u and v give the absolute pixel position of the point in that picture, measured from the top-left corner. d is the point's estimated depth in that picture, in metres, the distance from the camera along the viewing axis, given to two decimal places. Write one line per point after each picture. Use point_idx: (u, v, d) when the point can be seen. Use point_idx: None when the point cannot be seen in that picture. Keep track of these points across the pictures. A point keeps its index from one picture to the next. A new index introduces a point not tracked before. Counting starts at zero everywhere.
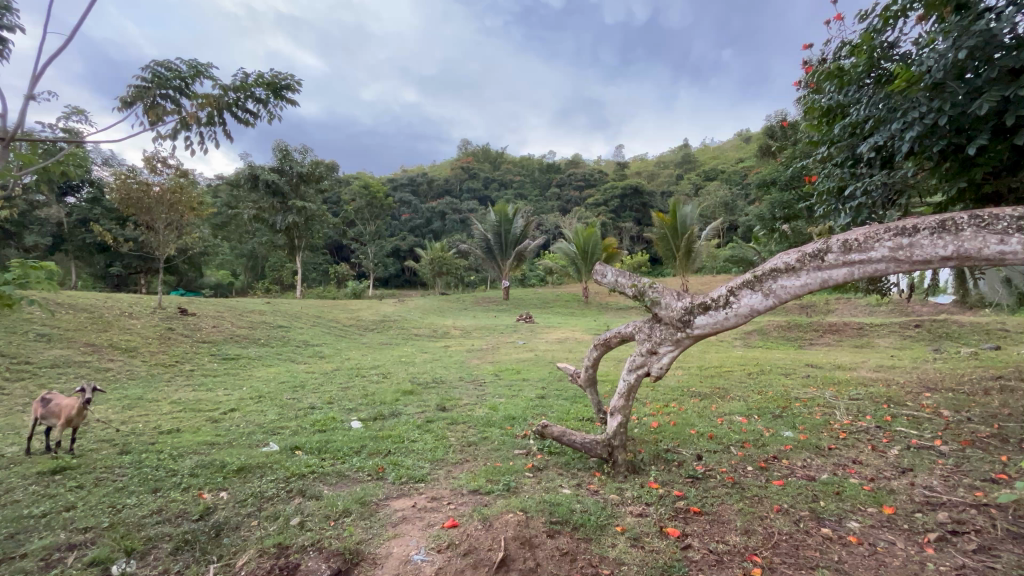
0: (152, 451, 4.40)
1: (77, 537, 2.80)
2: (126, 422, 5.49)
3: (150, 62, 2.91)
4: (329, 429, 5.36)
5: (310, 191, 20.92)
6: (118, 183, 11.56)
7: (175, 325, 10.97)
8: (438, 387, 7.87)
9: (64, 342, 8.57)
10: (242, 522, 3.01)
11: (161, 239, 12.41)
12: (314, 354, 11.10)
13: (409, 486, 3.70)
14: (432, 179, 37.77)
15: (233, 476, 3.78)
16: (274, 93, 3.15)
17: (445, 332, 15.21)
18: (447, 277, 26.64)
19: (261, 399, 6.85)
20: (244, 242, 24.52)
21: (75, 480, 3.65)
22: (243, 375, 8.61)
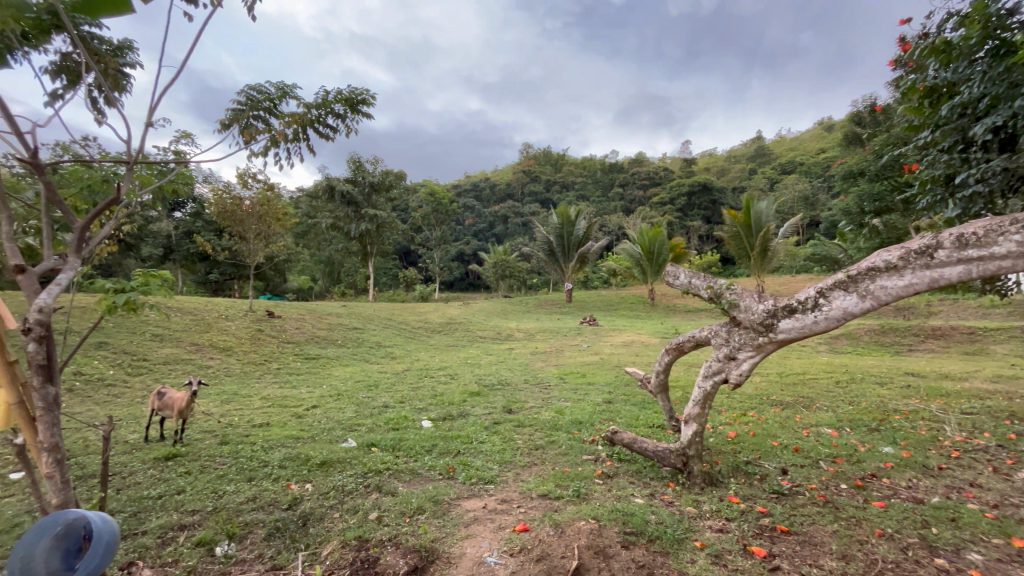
0: (247, 442, 4.81)
1: (187, 518, 3.10)
2: (225, 415, 6.05)
3: (244, 86, 3.15)
4: (402, 428, 5.57)
5: (382, 199, 21.98)
6: (215, 198, 12.80)
7: (264, 327, 11.94)
8: (503, 390, 7.94)
9: (174, 341, 9.62)
10: (326, 514, 3.19)
11: (251, 248, 13.58)
12: (386, 355, 11.63)
13: (480, 487, 3.74)
14: (495, 183, 38.33)
15: (317, 469, 4.03)
16: (351, 108, 3.31)
17: (509, 334, 15.36)
18: (511, 280, 26.90)
19: (340, 397, 7.28)
20: (322, 249, 26.25)
21: (184, 466, 4.06)
22: (323, 374, 9.20)
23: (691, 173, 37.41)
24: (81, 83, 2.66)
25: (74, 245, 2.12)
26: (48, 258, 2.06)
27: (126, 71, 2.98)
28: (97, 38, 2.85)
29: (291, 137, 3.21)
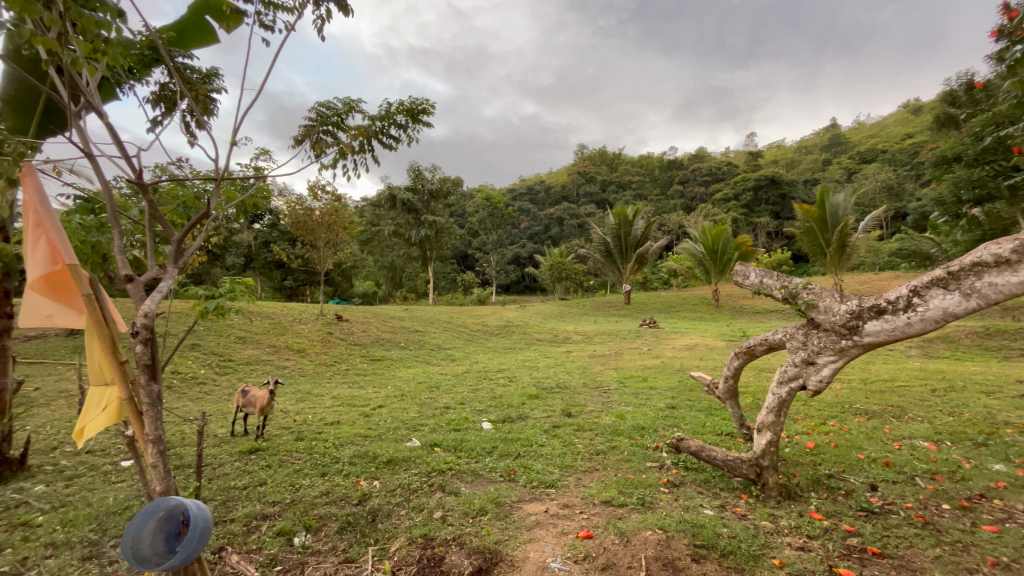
0: (320, 439, 5.09)
1: (269, 509, 3.32)
2: (300, 413, 6.44)
3: (315, 102, 3.35)
4: (462, 429, 5.67)
5: (440, 206, 22.56)
6: (289, 210, 13.72)
7: (334, 330, 12.61)
8: (562, 393, 7.86)
9: (255, 343, 10.40)
10: (392, 511, 3.30)
11: (321, 256, 14.40)
12: (446, 357, 11.92)
13: (541, 491, 3.73)
14: (550, 185, 38.25)
15: (383, 467, 4.19)
16: (412, 118, 3.42)
17: (566, 337, 15.22)
18: (567, 282, 26.69)
19: (403, 397, 7.53)
20: (385, 255, 27.34)
21: (265, 460, 4.36)
22: (388, 375, 9.57)
23: (758, 166, 35.38)
24: (176, 110, 2.95)
25: (172, 257, 2.34)
26: (152, 268, 2.28)
27: (213, 97, 3.27)
28: (190, 68, 3.15)
29: (357, 149, 3.37)
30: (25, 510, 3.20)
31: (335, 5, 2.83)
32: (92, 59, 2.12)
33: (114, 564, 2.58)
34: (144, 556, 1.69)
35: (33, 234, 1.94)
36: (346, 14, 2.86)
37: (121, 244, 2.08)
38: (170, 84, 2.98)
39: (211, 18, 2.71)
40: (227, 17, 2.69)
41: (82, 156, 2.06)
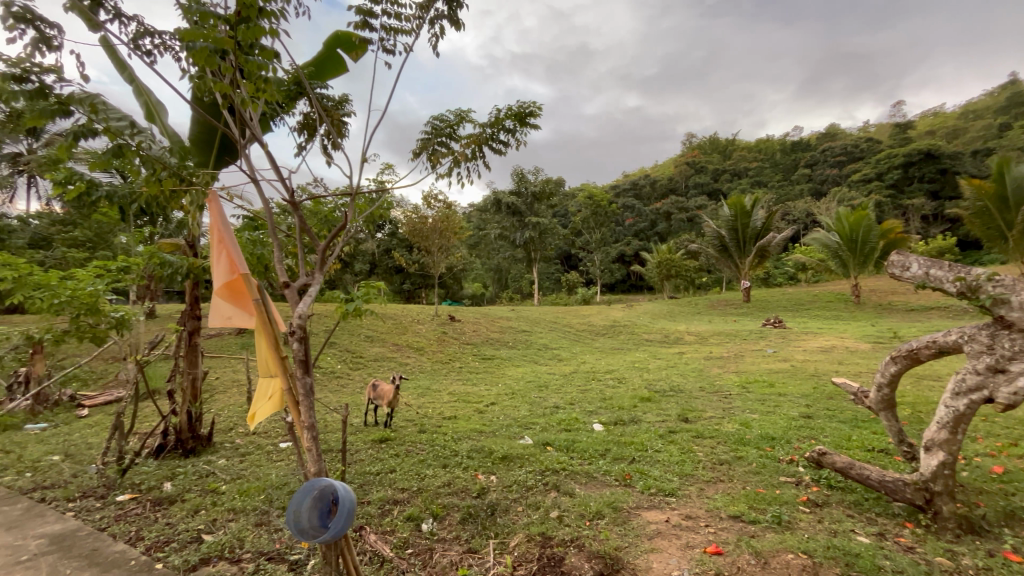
0: (440, 432, 5.42)
1: (400, 495, 3.60)
2: (421, 407, 6.93)
3: (430, 116, 3.55)
4: (574, 429, 5.65)
5: (543, 207, 22.70)
6: (406, 219, 14.84)
7: (448, 329, 13.37)
8: (677, 397, 7.43)
9: (381, 341, 11.43)
10: (511, 507, 3.37)
11: (434, 260, 15.32)
12: (553, 357, 12.00)
13: (660, 499, 3.55)
14: (656, 178, 36.53)
15: (499, 463, 4.31)
16: (521, 122, 3.46)
17: (678, 337, 14.43)
18: (677, 279, 25.24)
19: (513, 396, 7.71)
20: (492, 258, 28.39)
21: (394, 449, 4.75)
22: (498, 373, 9.88)
23: (910, 138, 30.23)
24: (316, 135, 3.32)
25: (319, 264, 2.62)
26: (302, 275, 2.59)
27: (345, 120, 3.62)
28: (325, 97, 3.52)
29: (469, 157, 3.51)
30: (213, 479, 3.85)
31: (448, 21, 2.98)
32: (254, 96, 2.46)
33: (279, 532, 2.97)
34: (303, 528, 1.92)
35: (217, 249, 2.31)
36: (458, 28, 2.99)
37: (280, 255, 2.39)
38: (310, 113, 3.36)
39: (342, 50, 3.00)
40: (356, 47, 2.96)
41: (248, 180, 2.40)
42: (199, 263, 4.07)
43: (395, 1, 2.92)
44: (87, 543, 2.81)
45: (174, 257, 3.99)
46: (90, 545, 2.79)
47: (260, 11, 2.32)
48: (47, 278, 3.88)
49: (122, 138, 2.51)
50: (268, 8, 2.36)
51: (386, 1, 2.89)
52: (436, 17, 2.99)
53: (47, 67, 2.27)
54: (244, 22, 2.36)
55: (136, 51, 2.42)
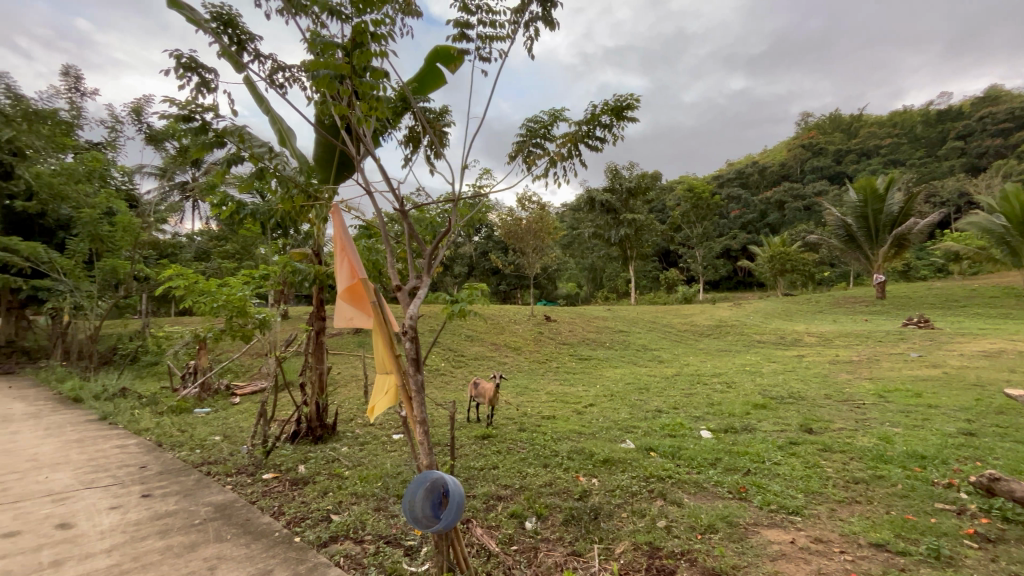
0: (539, 432, 5.45)
1: (503, 491, 3.69)
2: (521, 406, 7.04)
3: (525, 119, 3.53)
4: (679, 435, 5.36)
5: (638, 203, 21.83)
6: (501, 222, 15.20)
7: (544, 329, 13.45)
8: (798, 404, 6.70)
9: (481, 341, 11.84)
10: (614, 512, 3.29)
11: (530, 261, 15.48)
12: (653, 358, 11.52)
13: (783, 517, 3.22)
14: (766, 164, 33.40)
15: (601, 465, 4.23)
16: (617, 116, 3.29)
17: (796, 338, 13.06)
18: (793, 275, 22.83)
19: (613, 398, 7.53)
20: (586, 257, 28.14)
21: (496, 446, 4.88)
22: (596, 374, 9.71)
23: None
24: (420, 146, 3.50)
25: (426, 268, 2.74)
26: (412, 278, 2.73)
27: (446, 130, 3.78)
28: (427, 110, 3.70)
29: (566, 155, 3.45)
30: (338, 465, 4.27)
31: (542, 22, 2.98)
32: (367, 114, 2.67)
33: (395, 517, 3.20)
34: (417, 516, 2.04)
35: (341, 256, 2.55)
36: (551, 29, 2.97)
37: (392, 260, 2.56)
38: (415, 125, 3.55)
39: (442, 64, 3.13)
40: (455, 59, 3.07)
41: (364, 193, 2.60)
42: (323, 270, 4.53)
43: (490, 10, 3.00)
44: (242, 514, 3.26)
45: (304, 265, 4.49)
46: (244, 515, 3.23)
47: (370, 36, 2.51)
48: (208, 285, 4.58)
49: (263, 162, 2.88)
50: (378, 32, 2.55)
51: (482, 11, 2.97)
52: (530, 19, 3.01)
53: (207, 106, 2.67)
54: (358, 47, 2.57)
55: (272, 85, 2.75)
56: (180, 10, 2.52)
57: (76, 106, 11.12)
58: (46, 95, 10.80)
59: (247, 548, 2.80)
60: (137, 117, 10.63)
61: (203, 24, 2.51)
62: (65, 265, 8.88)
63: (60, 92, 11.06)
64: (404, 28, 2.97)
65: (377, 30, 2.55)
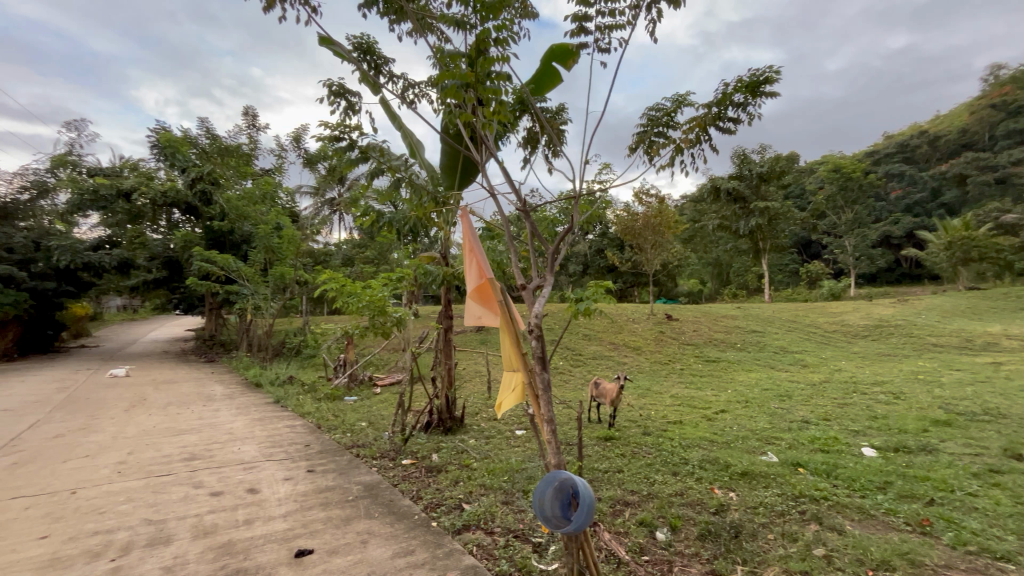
0: (666, 437, 5.16)
1: (630, 497, 3.55)
2: (643, 408, 6.75)
3: (645, 108, 3.21)
4: (833, 450, 4.68)
5: (772, 189, 19.57)
6: (617, 219, 14.78)
7: (666, 329, 12.79)
8: (998, 424, 5.41)
9: (599, 340, 11.65)
10: (758, 532, 2.96)
11: (648, 258, 14.82)
12: (795, 362, 10.25)
13: (987, 564, 2.61)
14: (942, 132, 27.77)
15: (739, 478, 3.86)
16: (755, 93, 2.77)
17: (989, 342, 10.62)
18: (982, 265, 18.64)
19: (747, 404, 6.85)
20: (710, 251, 26.29)
21: (620, 449, 4.74)
22: (727, 378, 8.93)
23: None
24: (538, 147, 3.46)
25: (549, 265, 2.69)
26: (535, 277, 2.71)
27: (562, 128, 3.67)
28: (543, 110, 3.62)
29: (693, 142, 3.03)
30: (467, 456, 4.49)
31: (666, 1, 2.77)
32: (490, 118, 2.71)
33: (522, 513, 3.25)
34: (547, 515, 2.01)
35: (469, 258, 2.62)
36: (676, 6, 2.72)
37: (517, 260, 2.57)
38: (532, 126, 3.50)
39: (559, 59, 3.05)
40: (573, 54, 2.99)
41: (488, 195, 2.64)
42: (451, 272, 4.81)
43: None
44: (386, 495, 3.58)
45: (433, 268, 4.82)
46: (388, 496, 3.55)
47: (492, 41, 2.57)
48: (355, 287, 5.14)
49: (400, 172, 3.16)
50: (500, 37, 2.60)
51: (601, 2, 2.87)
52: (653, 1, 2.83)
53: (354, 127, 2.98)
54: (480, 55, 2.64)
55: (406, 102, 2.99)
56: (330, 46, 2.83)
57: (254, 140, 13.36)
58: (233, 133, 13.11)
59: (392, 527, 3.07)
60: (297, 144, 12.41)
61: (349, 55, 2.79)
62: (248, 273, 10.72)
63: (242, 130, 13.39)
64: (523, 30, 2.98)
65: (499, 35, 2.60)
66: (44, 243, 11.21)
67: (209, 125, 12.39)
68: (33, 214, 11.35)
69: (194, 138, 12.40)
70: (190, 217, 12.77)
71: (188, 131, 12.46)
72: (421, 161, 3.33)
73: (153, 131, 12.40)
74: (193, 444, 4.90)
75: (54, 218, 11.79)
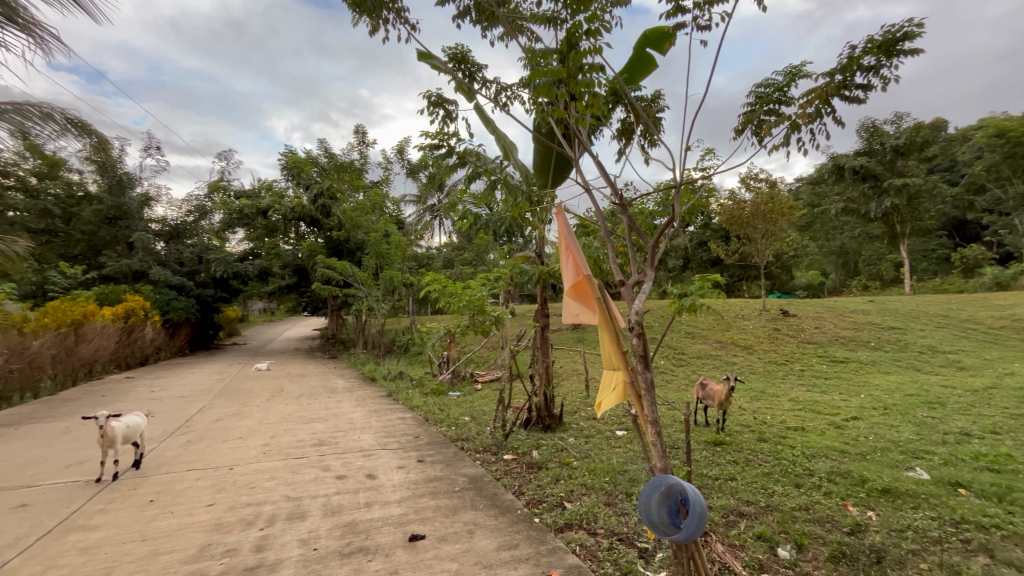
0: (786, 445, 4.69)
1: (746, 508, 3.27)
2: (758, 412, 6.20)
3: (752, 85, 2.92)
4: (1006, 470, 3.90)
5: (912, 162, 16.85)
6: (721, 208, 13.76)
7: (781, 326, 11.65)
8: None
9: (704, 338, 10.95)
10: (906, 559, 2.57)
11: (758, 248, 13.62)
12: (948, 364, 8.71)
13: None
14: None
15: (879, 496, 3.38)
16: (889, 53, 2.38)
17: None
18: None
19: (887, 412, 5.96)
20: (833, 238, 23.51)
21: (732, 455, 4.40)
22: (859, 381, 7.87)
23: None
24: (634, 138, 3.30)
25: (649, 260, 2.55)
26: (635, 272, 2.59)
27: (659, 116, 3.46)
28: (638, 99, 3.46)
29: (813, 117, 2.66)
30: (567, 454, 4.47)
31: None
32: (583, 113, 2.66)
33: (626, 515, 3.16)
34: (654, 522, 1.93)
35: (565, 255, 2.57)
36: None
37: (615, 256, 2.49)
38: (626, 116, 3.34)
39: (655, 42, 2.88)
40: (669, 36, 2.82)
41: (582, 190, 2.58)
42: (546, 270, 4.83)
43: None
44: (490, 489, 3.70)
45: (529, 267, 4.87)
46: (492, 490, 3.66)
47: (583, 34, 2.52)
48: (456, 287, 5.37)
49: (495, 174, 3.22)
50: (591, 28, 2.53)
51: None
52: None
53: (452, 133, 3.11)
54: (571, 50, 2.60)
55: (499, 104, 3.05)
56: (429, 60, 2.98)
57: (363, 155, 14.59)
58: (347, 150, 14.45)
59: (496, 519, 3.16)
60: (401, 156, 13.32)
61: (445, 66, 2.92)
62: (362, 277, 11.74)
63: (354, 146, 14.68)
64: (615, 19, 2.87)
65: (590, 27, 2.54)
66: (204, 257, 13.25)
67: (326, 145, 13.77)
68: (197, 232, 13.35)
69: (315, 157, 13.84)
70: (313, 228, 14.32)
71: (310, 152, 13.94)
72: (515, 162, 3.37)
73: (283, 155, 14.08)
74: (322, 431, 5.48)
75: (212, 235, 13.90)
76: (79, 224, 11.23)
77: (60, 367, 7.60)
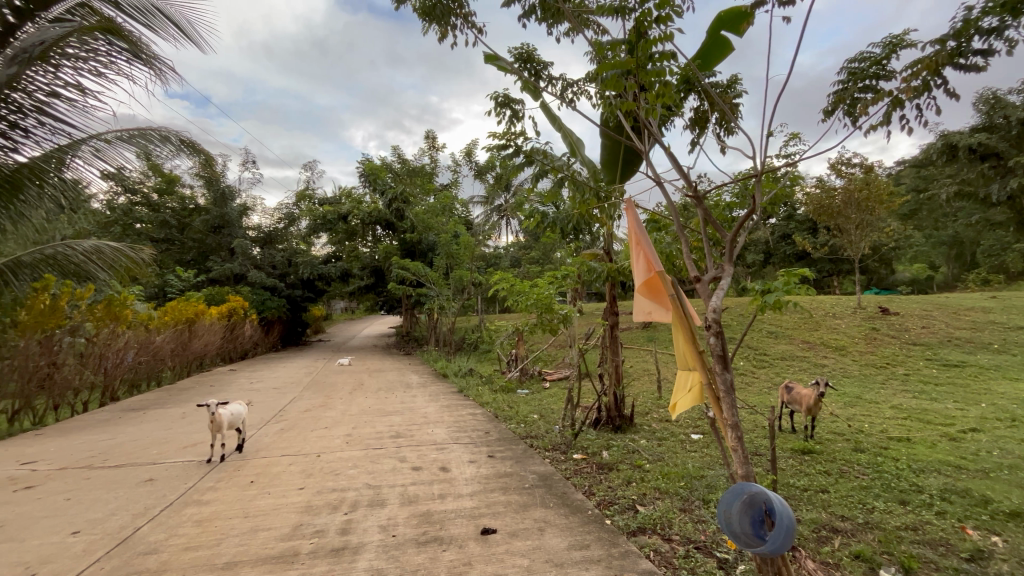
0: (887, 456, 4.24)
1: (840, 523, 3.00)
2: (854, 419, 5.66)
3: (844, 61, 2.67)
4: None
5: None
6: (808, 198, 12.69)
7: (880, 325, 10.54)
8: None
9: (788, 338, 10.18)
10: None
11: (851, 240, 12.43)
12: None
13: None
14: None
15: (1007, 520, 2.95)
16: (1014, 11, 2.07)
17: None
18: None
19: (1015, 424, 5.19)
20: (943, 227, 20.90)
21: (823, 465, 4.05)
22: (979, 389, 6.93)
23: None
24: (709, 126, 3.13)
25: (727, 255, 2.41)
26: (711, 268, 2.46)
27: (736, 102, 3.26)
28: (713, 85, 3.29)
29: (919, 91, 2.38)
30: (639, 456, 4.35)
31: None
32: (654, 103, 2.55)
33: (703, 523, 3.02)
34: (736, 532, 1.82)
35: (636, 251, 2.49)
36: None
37: (689, 250, 2.38)
38: (700, 105, 3.18)
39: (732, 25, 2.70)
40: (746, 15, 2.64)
41: (654, 184, 2.48)
42: (615, 268, 4.73)
43: None
44: (560, 487, 3.69)
45: (597, 265, 4.79)
46: (562, 489, 3.65)
47: (653, 22, 2.42)
48: (523, 286, 5.41)
49: (562, 171, 3.22)
50: (661, 15, 2.43)
51: None
52: None
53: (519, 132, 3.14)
54: (640, 39, 2.51)
55: (566, 101, 3.04)
56: (496, 62, 3.02)
57: (433, 159, 15.09)
58: (418, 155, 15.04)
59: (567, 518, 3.15)
60: (469, 158, 13.62)
61: (512, 66, 2.95)
62: (433, 277, 12.17)
63: (425, 152, 15.23)
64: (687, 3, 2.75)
65: (660, 13, 2.43)
66: (293, 260, 14.37)
67: (399, 152, 14.41)
68: (287, 238, 14.56)
69: (389, 163, 14.53)
70: (388, 231, 15.06)
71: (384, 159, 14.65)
72: (583, 159, 3.35)
73: (360, 163, 14.93)
74: (398, 424, 5.75)
75: (299, 240, 15.07)
76: (191, 233, 12.67)
77: (178, 359, 8.57)
